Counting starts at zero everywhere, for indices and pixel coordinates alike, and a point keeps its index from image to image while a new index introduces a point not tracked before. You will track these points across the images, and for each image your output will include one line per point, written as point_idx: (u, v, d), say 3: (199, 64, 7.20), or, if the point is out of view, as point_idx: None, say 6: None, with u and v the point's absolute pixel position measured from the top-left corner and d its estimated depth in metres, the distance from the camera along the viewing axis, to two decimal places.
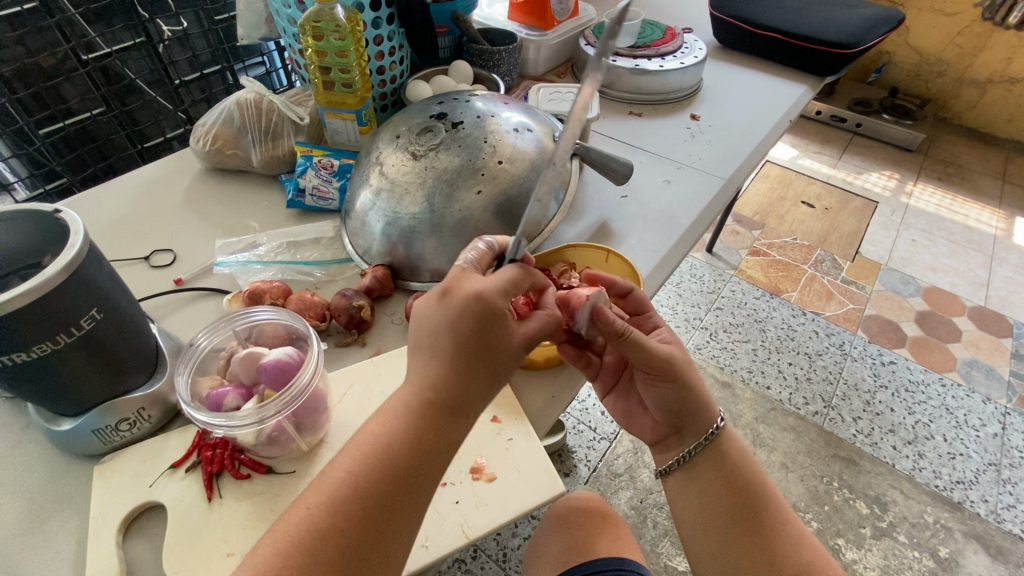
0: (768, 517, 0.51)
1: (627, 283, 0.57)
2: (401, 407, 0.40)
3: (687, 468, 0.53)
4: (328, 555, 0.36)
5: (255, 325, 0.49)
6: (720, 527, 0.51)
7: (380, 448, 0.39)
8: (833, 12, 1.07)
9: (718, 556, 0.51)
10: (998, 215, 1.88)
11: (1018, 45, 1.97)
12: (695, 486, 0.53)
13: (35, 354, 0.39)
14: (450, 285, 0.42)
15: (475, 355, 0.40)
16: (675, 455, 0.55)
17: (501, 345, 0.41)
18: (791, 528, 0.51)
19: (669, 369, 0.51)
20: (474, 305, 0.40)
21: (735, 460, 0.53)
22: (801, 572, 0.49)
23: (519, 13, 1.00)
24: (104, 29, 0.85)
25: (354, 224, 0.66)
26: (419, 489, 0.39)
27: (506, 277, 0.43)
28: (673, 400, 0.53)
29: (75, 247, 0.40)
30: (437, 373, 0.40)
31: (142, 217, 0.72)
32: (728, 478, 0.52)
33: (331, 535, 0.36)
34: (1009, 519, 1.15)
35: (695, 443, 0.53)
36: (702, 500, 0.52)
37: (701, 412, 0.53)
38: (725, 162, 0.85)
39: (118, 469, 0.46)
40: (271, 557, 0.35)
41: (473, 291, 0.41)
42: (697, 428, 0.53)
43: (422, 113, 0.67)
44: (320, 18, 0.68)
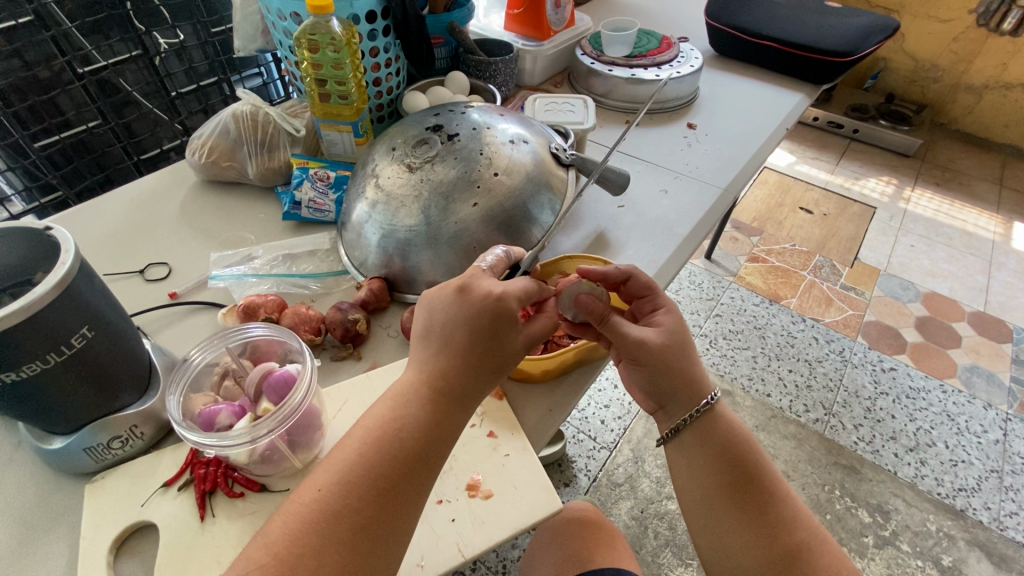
0: (761, 495, 0.50)
1: (625, 269, 0.57)
2: (411, 394, 0.43)
3: (680, 441, 0.52)
4: (343, 534, 0.37)
5: (249, 341, 0.49)
6: (712, 502, 0.50)
7: (392, 433, 0.41)
8: (828, 21, 1.08)
9: (710, 531, 0.50)
10: (996, 220, 1.88)
11: (1013, 51, 1.98)
12: (687, 458, 0.51)
13: (25, 374, 0.38)
14: (467, 282, 0.45)
15: (487, 349, 0.44)
16: (666, 427, 0.53)
17: (510, 342, 0.45)
18: (783, 503, 0.50)
19: (640, 353, 0.50)
20: (493, 305, 0.43)
21: (729, 433, 0.51)
22: (788, 547, 0.48)
23: (515, 23, 1.00)
24: (101, 42, 0.85)
25: (350, 236, 0.65)
26: (428, 474, 0.42)
27: (520, 286, 0.46)
28: (648, 381, 0.52)
29: (66, 265, 0.39)
30: (446, 364, 0.43)
31: (137, 230, 0.72)
32: (722, 452, 0.50)
33: (344, 514, 0.38)
34: (1012, 527, 1.14)
35: (685, 417, 0.51)
36: (695, 473, 0.51)
37: (689, 389, 0.51)
38: (722, 171, 0.85)
39: (110, 488, 0.46)
40: (286, 537, 0.37)
41: (493, 292, 0.44)
42: (683, 404, 0.51)
43: (418, 125, 0.67)
44: (315, 31, 0.68)
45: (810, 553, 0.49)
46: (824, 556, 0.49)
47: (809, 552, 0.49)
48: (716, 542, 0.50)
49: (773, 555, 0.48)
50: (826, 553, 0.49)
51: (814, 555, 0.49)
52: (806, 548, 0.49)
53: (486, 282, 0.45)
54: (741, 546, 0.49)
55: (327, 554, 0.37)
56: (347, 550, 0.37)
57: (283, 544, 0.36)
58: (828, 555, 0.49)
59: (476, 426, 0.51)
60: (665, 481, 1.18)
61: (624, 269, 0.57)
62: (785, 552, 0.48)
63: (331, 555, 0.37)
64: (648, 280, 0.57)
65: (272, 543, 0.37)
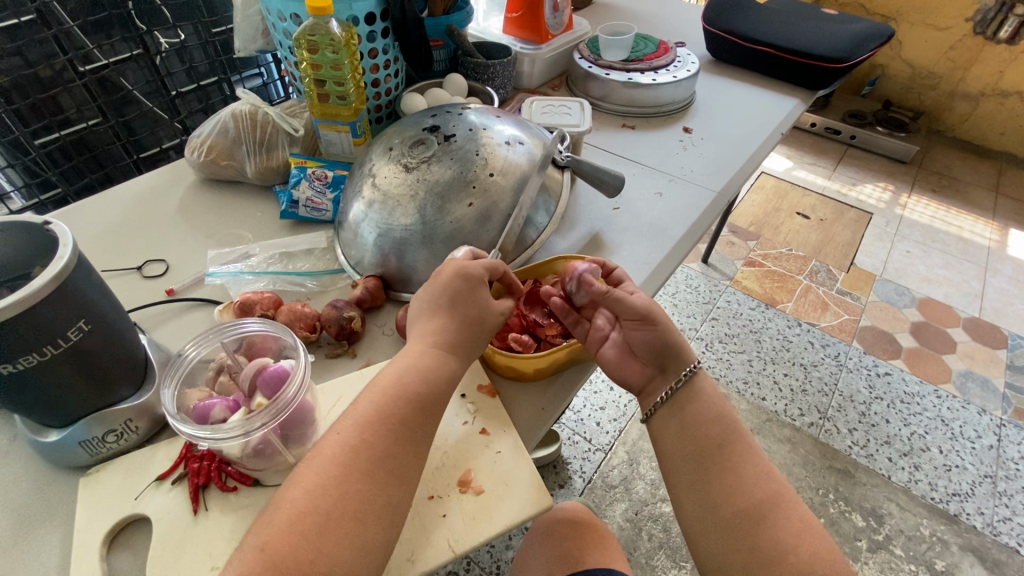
0: (741, 451, 0.50)
1: (608, 262, 0.61)
2: (415, 351, 0.48)
3: (669, 403, 0.53)
4: (363, 466, 0.41)
5: (244, 337, 0.49)
6: (695, 457, 0.50)
7: (402, 381, 0.45)
8: (824, 28, 1.09)
9: (691, 485, 0.49)
10: (991, 227, 1.89)
11: (1009, 59, 2.00)
12: (673, 419, 0.52)
13: (22, 366, 0.39)
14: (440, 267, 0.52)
15: (466, 310, 0.49)
16: (658, 394, 0.54)
17: (484, 300, 0.50)
18: (766, 467, 0.49)
19: (650, 313, 0.55)
20: (460, 271, 0.50)
21: (711, 397, 0.53)
22: (770, 503, 0.46)
23: (514, 27, 1.01)
24: (102, 41, 0.86)
25: (346, 235, 0.66)
26: (433, 420, 0.46)
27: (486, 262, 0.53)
28: (657, 340, 0.55)
29: (63, 258, 0.40)
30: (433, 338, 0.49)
31: (135, 227, 0.72)
32: (705, 412, 0.52)
33: (362, 449, 0.42)
34: (1005, 532, 1.15)
35: (678, 378, 0.54)
36: (680, 431, 0.51)
37: (680, 350, 0.55)
38: (717, 175, 0.85)
39: (104, 481, 0.46)
40: (313, 473, 0.40)
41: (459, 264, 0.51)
42: (678, 364, 0.55)
43: (415, 126, 0.67)
44: (315, 32, 0.69)
45: (792, 509, 0.47)
46: (808, 516, 0.46)
47: (790, 508, 0.47)
48: (698, 495, 0.48)
49: (756, 506, 0.46)
50: (809, 514, 0.47)
51: (796, 510, 0.46)
52: (788, 503, 0.47)
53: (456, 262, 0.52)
54: (722, 496, 0.47)
55: (349, 484, 0.40)
56: (367, 481, 0.41)
57: (312, 479, 0.40)
58: (812, 519, 0.47)
59: (468, 423, 0.51)
60: (659, 484, 1.18)
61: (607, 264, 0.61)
62: (765, 502, 0.46)
63: (353, 484, 0.40)
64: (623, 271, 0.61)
65: (303, 479, 0.40)
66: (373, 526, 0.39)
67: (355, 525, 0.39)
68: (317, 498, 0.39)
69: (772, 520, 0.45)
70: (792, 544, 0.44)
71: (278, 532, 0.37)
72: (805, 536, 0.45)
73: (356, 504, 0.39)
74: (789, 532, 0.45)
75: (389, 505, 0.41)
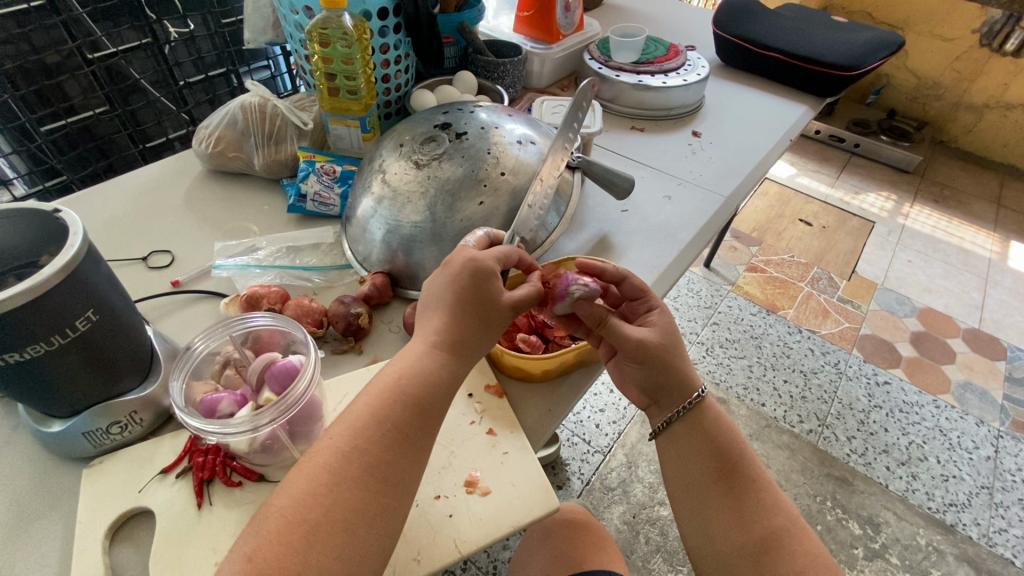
0: (745, 483, 0.50)
1: (622, 270, 0.57)
2: (415, 351, 0.46)
3: (670, 432, 0.53)
4: (355, 473, 0.39)
5: (251, 331, 0.49)
6: (697, 488, 0.50)
7: (400, 386, 0.43)
8: (834, 36, 1.09)
9: (694, 517, 0.50)
10: (993, 239, 1.90)
11: (1015, 71, 2.00)
12: (676, 449, 0.52)
13: (28, 355, 0.38)
14: (450, 256, 0.49)
15: (473, 308, 0.47)
16: (659, 421, 0.54)
17: (493, 298, 0.47)
18: (768, 498, 0.50)
19: (641, 352, 0.51)
20: (470, 264, 0.47)
21: (714, 425, 0.52)
22: (771, 538, 0.48)
23: (525, 26, 1.01)
24: (111, 29, 0.85)
25: (354, 231, 0.65)
26: (430, 424, 0.44)
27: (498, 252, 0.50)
28: (647, 378, 0.53)
29: (74, 247, 0.39)
30: (442, 326, 0.47)
31: (141, 217, 0.72)
32: (707, 443, 0.51)
33: (355, 456, 0.40)
34: (1001, 543, 1.15)
35: (676, 411, 0.52)
36: (682, 462, 0.51)
37: (678, 384, 0.52)
38: (726, 179, 0.85)
39: (108, 473, 0.46)
40: (302, 479, 0.39)
41: (470, 255, 0.48)
42: (674, 399, 0.53)
43: (426, 123, 0.67)
44: (328, 25, 0.68)
45: (793, 540, 0.48)
46: (808, 545, 0.48)
47: (793, 539, 0.48)
48: (700, 527, 0.50)
49: (757, 541, 0.47)
50: (811, 541, 0.48)
51: (797, 542, 0.47)
52: (789, 535, 0.48)
53: (467, 251, 0.49)
54: (725, 530, 0.48)
55: (340, 492, 0.38)
56: (358, 489, 0.39)
57: (300, 485, 0.38)
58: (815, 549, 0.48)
59: (475, 424, 0.51)
60: (658, 487, 1.18)
61: (620, 269, 0.57)
62: (767, 536, 0.48)
63: (343, 493, 0.38)
64: (641, 281, 0.57)
65: (292, 485, 0.38)
66: (361, 538, 0.38)
67: (345, 536, 0.37)
68: (303, 507, 0.37)
69: (771, 555, 0.47)
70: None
71: (266, 540, 0.36)
72: (806, 570, 0.46)
73: (347, 514, 0.38)
74: (788, 566, 0.46)
75: (379, 515, 0.39)
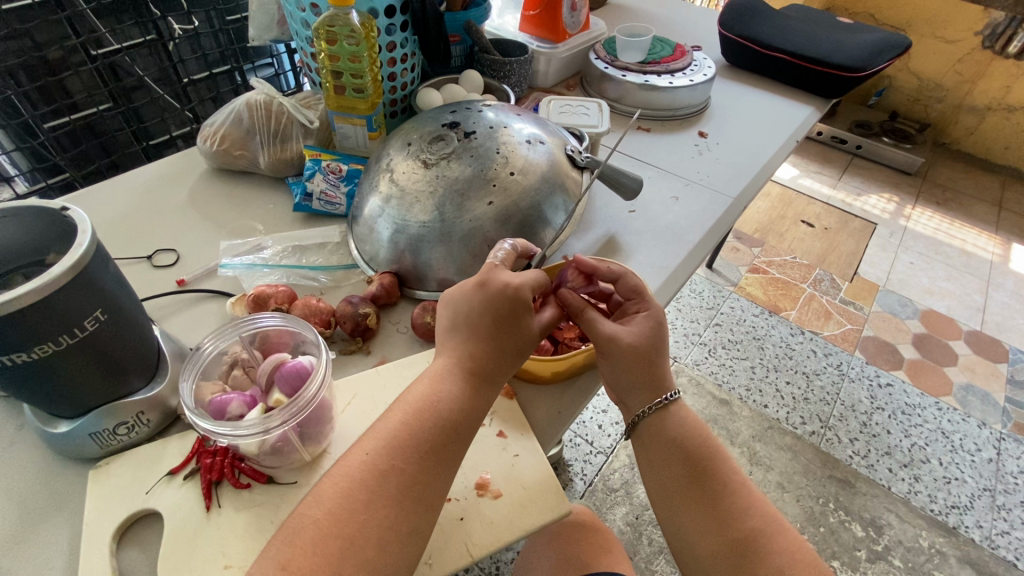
0: (717, 484, 0.49)
1: (618, 269, 0.55)
2: (444, 373, 0.46)
3: (639, 434, 0.53)
4: (389, 491, 0.40)
5: (260, 331, 0.48)
6: (671, 492, 0.50)
7: (433, 409, 0.44)
8: (840, 37, 1.09)
9: (671, 520, 0.50)
10: (994, 241, 1.90)
11: (1016, 74, 2.00)
12: (648, 451, 0.52)
13: (36, 355, 0.38)
14: (485, 276, 0.48)
15: (506, 335, 0.47)
16: (628, 421, 0.54)
17: (526, 326, 0.48)
18: (740, 496, 0.49)
19: (609, 347, 0.52)
20: (509, 295, 0.47)
21: (683, 426, 0.52)
22: (745, 538, 0.47)
23: (530, 25, 1.00)
24: (114, 25, 0.84)
25: (361, 230, 0.65)
26: (459, 443, 0.44)
27: (533, 277, 0.49)
28: (613, 375, 0.53)
29: (82, 246, 0.39)
30: (474, 348, 0.47)
31: (146, 215, 0.71)
32: (676, 444, 0.51)
33: (390, 475, 0.40)
34: (1003, 545, 1.15)
35: (643, 410, 0.52)
36: (655, 465, 0.51)
37: (646, 385, 0.52)
38: (732, 180, 0.85)
39: (115, 474, 0.45)
40: (338, 495, 0.39)
41: (509, 283, 0.47)
42: (640, 399, 0.52)
43: (434, 122, 0.66)
44: (334, 22, 0.68)
45: (767, 540, 0.47)
46: (782, 544, 0.47)
47: (766, 540, 0.47)
48: (677, 531, 0.49)
49: (731, 542, 0.47)
50: (785, 539, 0.47)
51: (771, 541, 0.47)
52: (763, 535, 0.47)
53: (503, 274, 0.48)
54: (700, 532, 0.48)
55: (374, 511, 0.39)
56: (393, 506, 0.39)
57: (335, 501, 0.39)
58: (791, 544, 0.47)
59: (486, 426, 0.51)
60: None
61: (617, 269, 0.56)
62: (740, 537, 0.47)
63: (379, 511, 0.39)
64: (638, 281, 0.55)
65: (325, 502, 0.39)
66: (396, 554, 0.38)
67: (379, 553, 0.38)
68: (340, 524, 0.38)
69: (746, 556, 0.46)
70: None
71: (305, 556, 0.36)
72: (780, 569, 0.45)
73: (380, 532, 0.38)
74: (763, 567, 0.46)
75: (414, 533, 0.40)
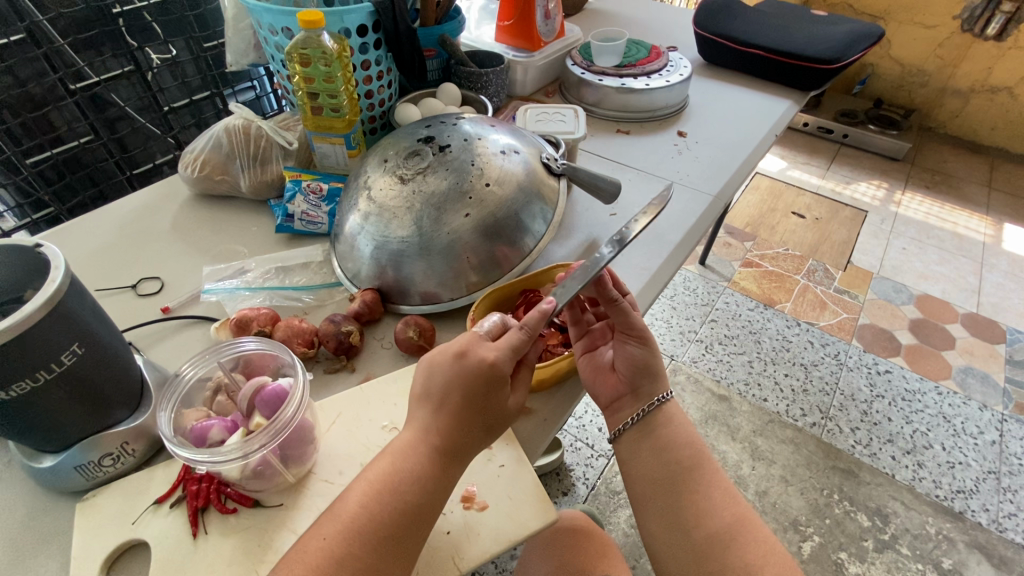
0: (707, 476, 0.51)
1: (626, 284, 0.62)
2: (410, 450, 0.43)
3: (638, 425, 0.54)
4: None
5: (241, 355, 0.48)
6: (667, 481, 0.51)
7: (395, 488, 0.41)
8: (814, 30, 1.10)
9: (664, 510, 0.50)
10: (986, 222, 1.90)
11: (998, 55, 2.02)
12: (647, 442, 0.53)
13: (15, 393, 0.38)
14: (466, 348, 0.44)
15: (477, 412, 0.44)
16: (629, 413, 0.55)
17: (501, 402, 0.45)
18: (727, 487, 0.50)
19: (647, 332, 0.55)
20: (487, 370, 0.43)
21: (681, 422, 0.54)
22: (732, 524, 0.48)
23: (506, 35, 1.01)
24: (93, 58, 0.86)
25: (343, 248, 0.65)
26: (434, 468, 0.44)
27: (513, 344, 0.45)
28: (639, 360, 0.55)
29: (56, 281, 0.39)
30: (442, 424, 0.43)
31: (130, 245, 0.72)
32: (675, 436, 0.53)
33: (348, 562, 0.38)
34: (1010, 528, 1.14)
35: (649, 403, 0.54)
36: (648, 458, 0.53)
37: (659, 376, 0.55)
38: (712, 177, 0.85)
39: (101, 506, 0.45)
40: None
41: (487, 358, 0.43)
42: (652, 388, 0.55)
43: (410, 137, 0.67)
44: (307, 45, 0.68)
45: (754, 528, 0.48)
46: (768, 535, 0.48)
47: (751, 527, 0.48)
48: (670, 520, 0.50)
49: (720, 530, 0.48)
50: (770, 531, 0.48)
51: (757, 529, 0.48)
52: (752, 524, 0.48)
53: (484, 347, 0.44)
54: (690, 518, 0.49)
55: None
56: None
57: None
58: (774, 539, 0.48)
59: None
60: None
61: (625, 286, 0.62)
62: (731, 523, 0.48)
63: None
64: None
65: None
66: None
67: None
68: None
69: (737, 542, 0.47)
70: (756, 563, 0.45)
71: None
72: (765, 555, 0.46)
73: None
74: (753, 552, 0.46)
75: None
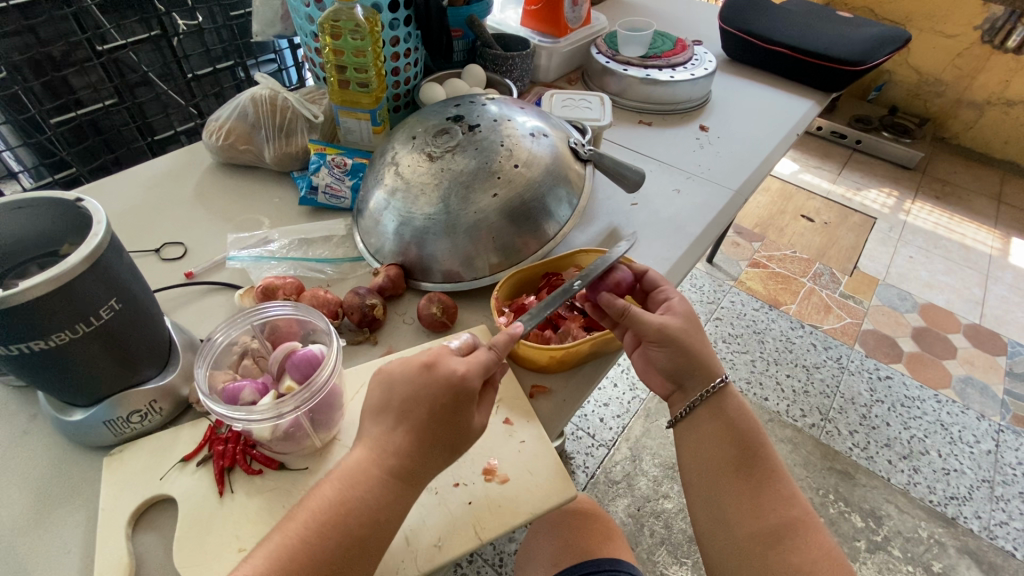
0: (764, 471, 0.51)
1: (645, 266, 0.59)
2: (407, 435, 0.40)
3: (691, 418, 0.54)
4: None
5: (270, 320, 0.49)
6: (716, 477, 0.51)
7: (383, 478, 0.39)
8: (839, 31, 1.09)
9: (711, 503, 0.51)
10: (994, 235, 1.90)
11: (1016, 68, 2.01)
12: (698, 434, 0.53)
13: (53, 343, 0.39)
14: (434, 358, 0.42)
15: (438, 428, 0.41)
16: (681, 407, 0.55)
17: (466, 421, 0.42)
18: (783, 486, 0.51)
19: (666, 333, 0.52)
20: (455, 383, 0.41)
21: (734, 414, 0.53)
22: (784, 525, 0.49)
23: (532, 20, 1.01)
24: (118, 21, 0.85)
25: (367, 223, 0.66)
26: None
27: (480, 361, 0.42)
28: (670, 361, 0.54)
29: (98, 236, 0.40)
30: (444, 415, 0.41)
31: (152, 209, 0.72)
32: (731, 429, 0.53)
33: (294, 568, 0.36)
34: (1001, 536, 1.16)
35: (699, 395, 0.54)
36: (701, 448, 0.53)
37: (702, 367, 0.54)
38: (732, 173, 0.86)
39: (129, 460, 0.46)
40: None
41: (457, 370, 0.41)
42: (699, 381, 0.54)
43: (438, 115, 0.67)
44: (338, 17, 0.68)
45: (806, 531, 0.49)
46: (820, 536, 0.49)
47: (804, 530, 0.49)
48: (716, 513, 0.51)
49: (770, 529, 0.49)
50: (822, 532, 0.49)
51: (809, 531, 0.49)
52: (803, 526, 0.49)
53: (454, 360, 0.42)
54: (739, 514, 0.50)
55: None
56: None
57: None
58: (829, 540, 0.49)
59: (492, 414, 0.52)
60: (662, 480, 1.19)
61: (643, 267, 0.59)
62: (779, 525, 0.49)
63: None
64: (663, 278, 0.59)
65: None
66: None
67: None
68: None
69: (785, 544, 0.48)
70: (805, 567, 0.47)
71: None
72: (814, 561, 0.47)
73: None
74: (802, 557, 0.47)
75: None
